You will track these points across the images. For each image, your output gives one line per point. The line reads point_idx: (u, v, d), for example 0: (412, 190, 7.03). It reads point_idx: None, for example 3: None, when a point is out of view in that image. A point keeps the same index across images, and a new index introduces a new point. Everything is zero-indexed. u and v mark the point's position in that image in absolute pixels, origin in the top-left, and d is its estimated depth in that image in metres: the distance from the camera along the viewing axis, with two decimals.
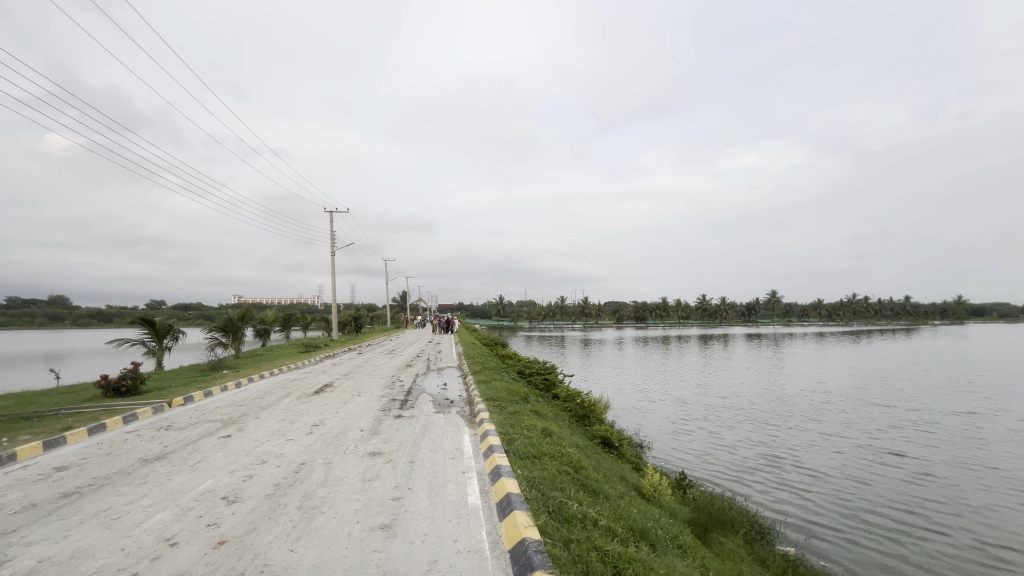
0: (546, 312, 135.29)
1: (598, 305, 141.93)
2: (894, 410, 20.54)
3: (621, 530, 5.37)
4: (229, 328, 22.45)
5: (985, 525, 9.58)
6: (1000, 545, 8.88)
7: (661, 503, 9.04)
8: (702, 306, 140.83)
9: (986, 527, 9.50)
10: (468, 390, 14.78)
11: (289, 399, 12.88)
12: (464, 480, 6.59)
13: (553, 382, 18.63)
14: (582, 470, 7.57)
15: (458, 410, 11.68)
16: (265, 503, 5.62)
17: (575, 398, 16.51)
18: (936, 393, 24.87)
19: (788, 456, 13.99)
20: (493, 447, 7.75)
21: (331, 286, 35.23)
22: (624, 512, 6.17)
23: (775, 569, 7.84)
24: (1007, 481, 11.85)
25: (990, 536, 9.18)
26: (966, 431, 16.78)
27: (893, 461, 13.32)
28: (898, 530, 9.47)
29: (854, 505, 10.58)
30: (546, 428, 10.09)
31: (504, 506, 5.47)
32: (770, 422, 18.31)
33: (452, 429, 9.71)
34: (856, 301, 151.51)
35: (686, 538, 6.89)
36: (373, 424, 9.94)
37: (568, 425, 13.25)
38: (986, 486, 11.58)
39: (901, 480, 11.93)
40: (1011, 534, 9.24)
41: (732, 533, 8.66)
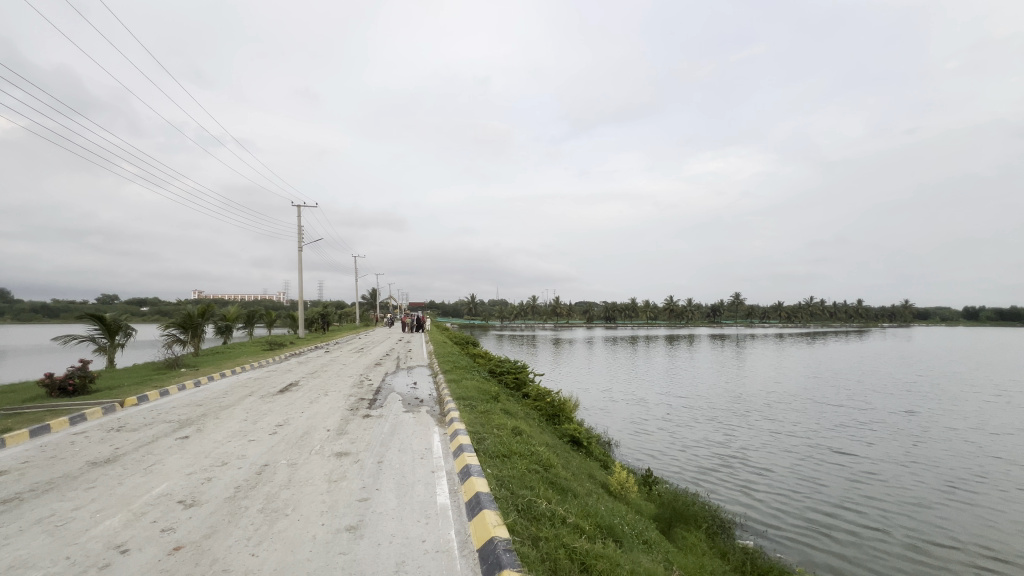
0: (518, 312, 136.02)
1: (570, 305, 143.60)
2: (846, 409, 21.59)
3: (589, 527, 5.45)
4: (189, 324, 21.51)
5: (924, 522, 10.19)
6: (938, 540, 9.46)
7: (628, 500, 9.24)
8: (669, 307, 144.64)
9: (925, 524, 10.10)
10: (438, 389, 14.65)
11: (251, 399, 12.46)
12: (433, 480, 6.54)
13: (524, 381, 18.73)
14: (551, 468, 7.64)
15: (428, 410, 11.58)
16: (225, 506, 5.42)
17: (545, 397, 16.63)
18: (884, 393, 26.31)
19: (748, 455, 14.49)
20: (463, 446, 7.73)
21: (298, 282, 34.31)
22: (591, 509, 6.25)
23: (734, 562, 8.15)
24: (946, 479, 12.65)
25: (931, 532, 9.78)
26: (911, 430, 17.80)
27: (845, 461, 13.99)
28: (848, 528, 9.96)
29: (808, 503, 11.08)
30: (516, 426, 10.15)
31: (473, 505, 5.47)
32: (731, 421, 18.94)
33: (421, 429, 9.62)
34: (813, 305, 158.66)
35: (651, 533, 7.06)
36: (340, 424, 9.75)
37: (538, 424, 13.35)
38: (927, 484, 12.34)
39: (851, 479, 12.55)
40: (947, 531, 9.84)
41: (694, 528, 8.94)
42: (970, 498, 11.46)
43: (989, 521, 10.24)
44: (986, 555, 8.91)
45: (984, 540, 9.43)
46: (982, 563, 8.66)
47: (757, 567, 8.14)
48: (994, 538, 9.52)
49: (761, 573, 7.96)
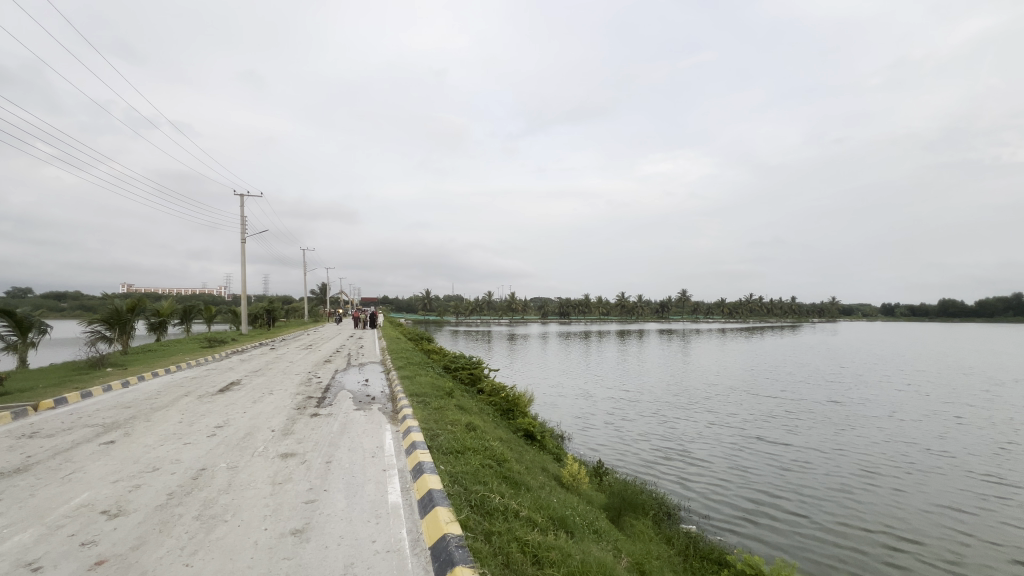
0: (473, 307, 135.65)
1: (525, 301, 144.79)
2: (780, 401, 23.15)
3: (542, 520, 5.52)
4: (116, 320, 19.88)
5: (845, 505, 11.08)
6: (856, 521, 10.33)
7: (580, 492, 9.44)
8: (620, 303, 149.04)
9: (845, 507, 10.98)
10: (391, 386, 14.38)
11: (187, 399, 11.68)
12: (385, 479, 6.39)
13: (479, 376, 18.73)
14: (505, 463, 7.67)
15: (380, 407, 11.32)
16: (156, 514, 5.06)
17: (500, 392, 16.71)
18: (812, 385, 28.42)
19: (691, 447, 15.20)
20: (416, 443, 7.62)
21: (242, 275, 32.58)
22: (544, 502, 6.33)
23: (678, 546, 8.54)
24: (864, 465, 13.80)
25: (852, 513, 10.64)
26: (835, 420, 19.29)
27: (778, 450, 14.96)
28: (780, 512, 10.66)
29: (745, 491, 11.79)
30: (471, 422, 10.12)
31: (425, 503, 5.39)
32: (676, 414, 19.84)
33: (372, 427, 9.37)
34: (752, 301, 168.51)
35: (601, 523, 7.26)
36: (286, 424, 9.33)
37: (493, 420, 13.41)
38: (848, 469, 13.42)
39: (784, 467, 13.44)
40: (865, 512, 10.74)
41: (642, 515, 9.28)
42: (884, 481, 12.57)
43: (899, 502, 11.26)
44: (896, 533, 9.79)
45: (896, 520, 10.36)
46: (893, 540, 9.54)
47: (699, 550, 8.57)
48: (904, 517, 10.49)
49: (702, 556, 8.40)
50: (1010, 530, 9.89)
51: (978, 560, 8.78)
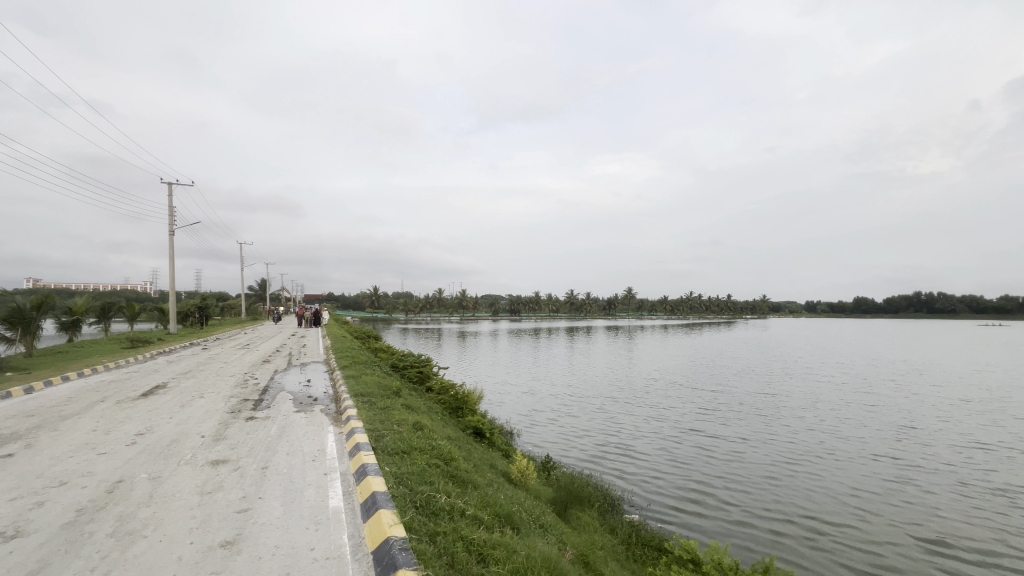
0: (423, 304, 133.41)
1: (476, 298, 144.34)
2: (715, 394, 24.55)
3: (488, 517, 5.53)
4: (17, 320, 17.83)
5: (771, 491, 11.90)
6: (780, 505, 11.13)
7: (527, 487, 9.54)
8: (570, 300, 151.99)
9: (772, 493, 11.80)
10: (335, 387, 13.87)
11: (103, 405, 10.68)
12: (326, 483, 6.14)
13: (428, 374, 18.47)
14: (453, 462, 7.61)
15: (323, 408, 10.87)
16: (61, 534, 4.57)
17: (449, 390, 16.57)
18: (745, 378, 30.32)
19: (634, 441, 15.78)
20: (360, 445, 7.37)
21: (170, 269, 30.28)
22: (490, 499, 6.33)
23: (621, 535, 8.85)
24: (789, 453, 14.87)
25: (777, 499, 11.45)
26: (764, 411, 20.71)
27: (713, 442, 15.85)
28: (716, 502, 11.26)
29: (684, 482, 12.38)
30: (419, 421, 9.98)
31: (368, 506, 5.24)
32: (620, 410, 20.52)
33: (314, 429, 8.98)
34: (693, 299, 177.11)
35: (547, 517, 7.37)
36: (217, 429, 8.75)
37: (442, 418, 13.27)
38: (774, 458, 14.43)
39: (718, 458, 14.26)
40: (788, 497, 11.59)
41: (587, 507, 9.54)
42: (806, 468, 13.61)
43: (818, 486, 12.26)
44: (817, 515, 10.62)
45: (816, 504, 11.24)
46: (814, 522, 10.32)
47: (641, 538, 8.91)
48: (822, 501, 11.42)
49: (644, 543, 8.74)
50: (911, 509, 10.99)
51: (886, 537, 9.69)
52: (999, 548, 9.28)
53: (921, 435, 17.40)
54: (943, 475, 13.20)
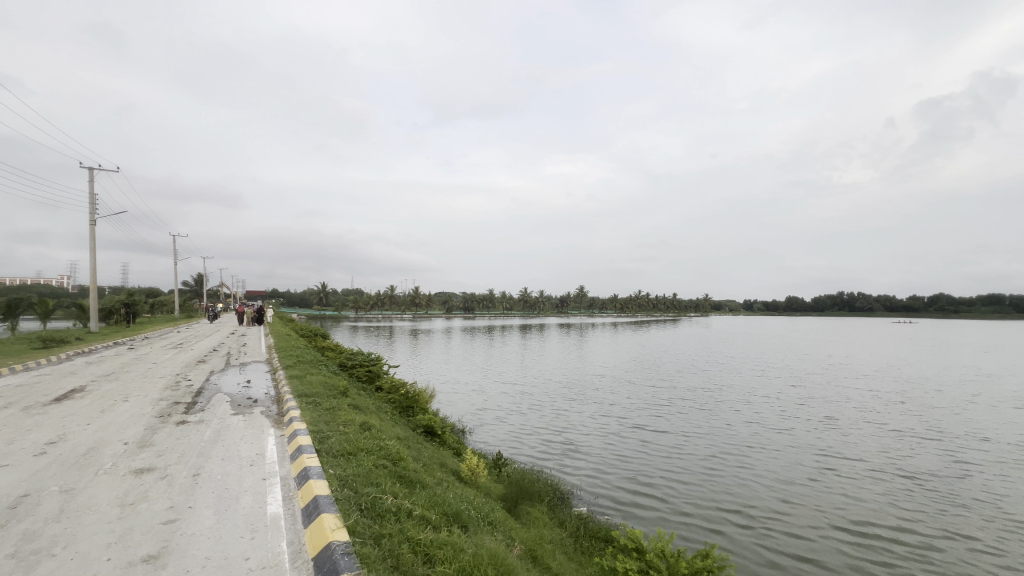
0: (373, 302, 129.82)
1: (429, 295, 142.38)
2: (660, 390, 25.55)
3: (435, 517, 5.47)
4: None
5: (710, 482, 12.56)
6: (717, 495, 11.75)
7: (478, 485, 9.51)
8: (523, 298, 153.11)
9: (710, 484, 12.46)
10: (277, 387, 13.22)
11: (7, 411, 9.62)
12: (264, 489, 5.84)
13: (378, 373, 18.01)
14: (401, 462, 7.45)
15: (263, 410, 10.32)
16: None
17: (399, 389, 16.25)
18: (687, 374, 31.78)
19: (583, 438, 16.15)
20: (302, 447, 7.06)
21: (91, 262, 27.77)
22: (438, 498, 6.25)
23: (570, 528, 9.02)
24: (728, 446, 15.72)
25: (715, 490, 12.09)
26: (705, 405, 21.80)
27: (658, 436, 16.51)
28: (660, 494, 11.72)
29: (630, 477, 12.81)
30: (367, 421, 9.72)
31: (309, 511, 5.03)
32: (570, 407, 20.88)
33: (253, 433, 8.51)
34: (641, 297, 183.43)
35: (496, 513, 7.37)
36: (143, 435, 8.10)
37: (391, 418, 12.99)
38: (713, 450, 15.25)
39: (661, 452, 14.88)
40: (724, 487, 12.28)
41: (537, 502, 9.66)
42: (742, 459, 14.45)
43: (751, 476, 13.07)
44: (752, 505, 11.28)
45: (751, 493, 11.94)
46: (749, 511, 10.97)
47: (589, 529, 9.12)
48: (755, 489, 12.18)
49: (591, 535, 8.96)
50: (834, 496, 11.91)
51: (812, 521, 10.44)
52: (907, 528, 10.24)
53: (842, 425, 18.94)
54: (861, 463, 14.40)
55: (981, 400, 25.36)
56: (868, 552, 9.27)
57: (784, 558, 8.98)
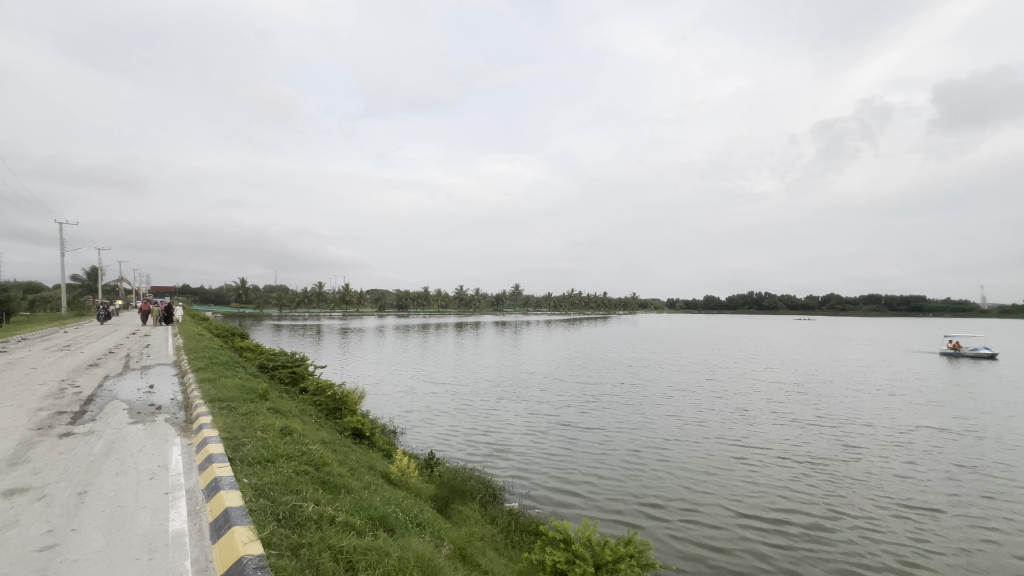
0: (299, 300, 122.88)
1: (361, 292, 137.43)
2: (590, 387, 26.54)
3: (360, 522, 5.29)
4: None
5: (634, 477, 13.25)
6: (641, 489, 12.42)
7: (408, 486, 9.33)
8: (459, 296, 152.20)
9: (634, 478, 13.14)
10: (186, 392, 12.09)
11: None
12: (167, 504, 5.32)
13: (302, 374, 17.06)
14: (325, 467, 7.10)
15: (168, 418, 9.39)
16: None
17: (326, 390, 15.50)
18: (615, 370, 33.32)
19: (515, 437, 16.38)
20: (212, 456, 6.52)
21: None
22: (364, 502, 6.05)
23: (501, 524, 9.12)
24: (651, 441, 16.65)
25: (637, 484, 12.77)
26: (630, 402, 23.01)
27: (587, 434, 17.13)
28: (589, 491, 12.14)
29: (561, 474, 13.17)
30: (289, 425, 9.19)
31: (219, 525, 4.64)
32: (504, 406, 21.09)
33: (154, 443, 7.73)
34: (574, 296, 189.07)
35: (426, 514, 7.26)
36: (14, 451, 7.05)
37: (316, 421, 12.35)
38: (636, 445, 16.10)
39: (589, 449, 15.47)
40: (646, 481, 13.02)
41: (469, 500, 9.65)
42: (662, 453, 15.39)
43: (670, 469, 13.98)
44: (672, 497, 12.03)
45: (671, 486, 12.72)
46: (670, 503, 11.67)
47: (520, 524, 9.27)
48: (674, 481, 13.02)
49: (522, 529, 9.11)
50: (742, 484, 13.03)
51: (724, 509, 11.34)
52: (803, 511, 11.44)
53: (749, 416, 20.80)
54: (764, 451, 15.90)
55: (861, 389, 28.97)
56: (771, 534, 10.23)
57: (699, 545, 9.67)
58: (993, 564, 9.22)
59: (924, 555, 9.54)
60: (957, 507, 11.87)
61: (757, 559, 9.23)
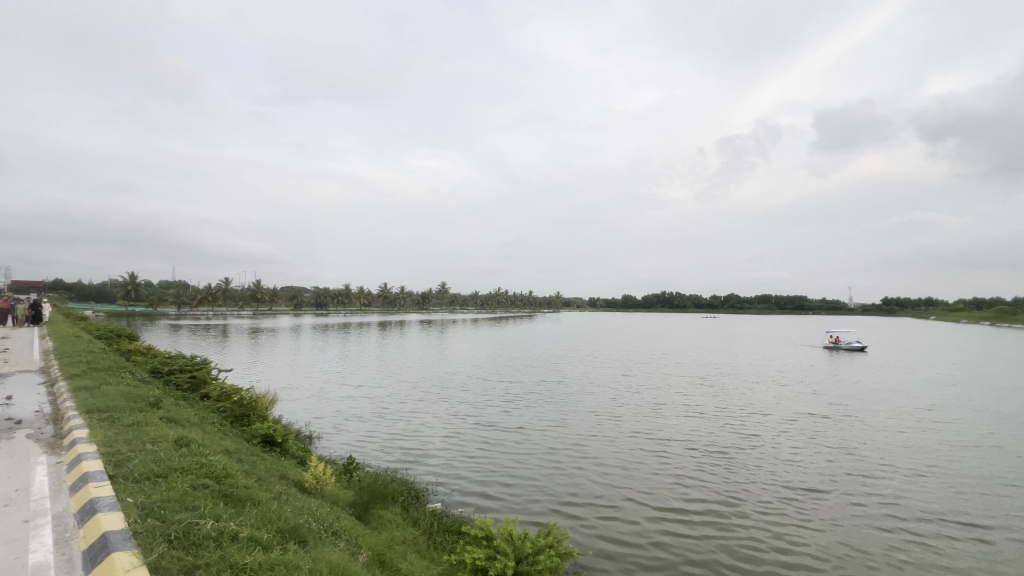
0: (202, 296, 111.72)
1: (275, 288, 128.65)
2: (515, 386, 26.98)
3: (268, 536, 4.95)
4: None
5: (555, 475, 13.68)
6: (560, 487, 12.85)
7: (323, 494, 8.87)
8: (383, 294, 147.15)
9: (555, 477, 13.54)
10: (56, 403, 10.51)
11: None
12: (26, 534, 4.59)
13: (204, 379, 15.57)
14: (227, 479, 6.52)
15: (31, 433, 8.09)
16: None
17: (231, 396, 14.26)
18: (540, 369, 34.15)
19: (438, 441, 16.22)
20: (87, 475, 5.72)
21: None
22: (273, 514, 5.66)
23: (424, 525, 8.97)
24: (573, 439, 17.30)
25: (557, 482, 13.18)
26: (553, 400, 23.74)
27: (510, 434, 17.39)
28: (512, 493, 12.30)
29: (486, 477, 13.26)
30: (186, 435, 8.35)
31: (94, 552, 4.08)
32: (427, 408, 20.77)
33: (13, 463, 6.62)
34: (501, 295, 190.71)
35: (342, 522, 6.93)
36: None
37: (219, 430, 11.32)
38: (557, 444, 16.63)
39: (512, 449, 15.71)
40: (565, 479, 13.49)
41: (390, 504, 9.38)
42: (581, 450, 16.03)
43: (588, 466, 14.59)
44: (592, 494, 12.55)
45: (590, 483, 13.29)
46: (587, 499, 12.19)
47: (443, 525, 9.16)
48: (591, 478, 13.61)
49: (445, 529, 9.03)
50: (652, 476, 13.95)
51: (635, 503, 12.06)
52: (706, 500, 12.48)
53: (659, 411, 22.33)
54: (671, 444, 17.16)
55: (756, 381, 32.24)
56: (679, 524, 11.04)
57: (615, 540, 10.18)
58: (853, 536, 10.71)
59: (803, 532, 10.83)
60: (827, 486, 13.64)
61: (663, 548, 9.93)
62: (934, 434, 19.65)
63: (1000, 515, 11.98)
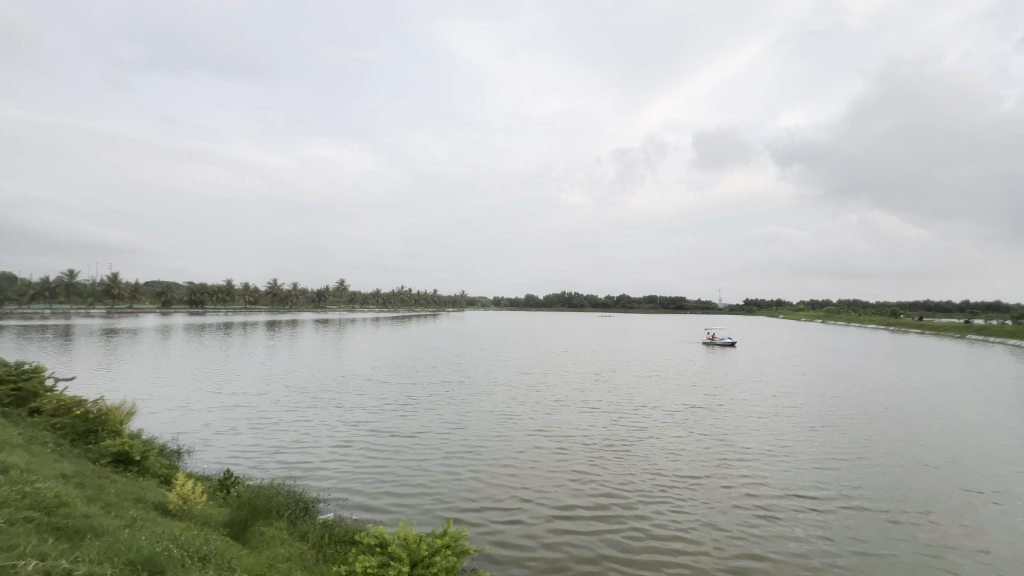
0: (36, 293, 93.20)
1: (137, 283, 111.78)
2: (415, 388, 26.47)
3: (113, 571, 4.30)
4: None
5: (453, 481, 13.68)
6: (458, 494, 12.87)
7: (192, 515, 7.91)
8: (272, 291, 135.13)
9: (452, 483, 13.56)
10: None
11: None
12: None
13: (33, 391, 12.97)
14: (61, 509, 5.50)
15: None
16: None
17: (72, 408, 12.06)
18: (442, 369, 33.96)
19: (330, 451, 15.37)
20: None
21: None
22: (123, 545, 4.91)
23: (313, 538, 8.39)
24: (472, 441, 17.45)
25: (455, 489, 13.19)
26: (454, 401, 23.74)
27: (408, 440, 17.06)
28: (408, 503, 12.05)
29: (381, 488, 12.85)
30: (5, 460, 6.89)
31: None
32: (318, 416, 19.56)
33: None
34: (404, 294, 185.48)
35: (213, 545, 6.23)
36: None
37: (54, 451, 9.53)
38: (456, 447, 16.67)
39: (410, 457, 15.40)
40: (463, 484, 13.56)
41: (274, 519, 8.60)
42: (480, 453, 16.25)
43: (485, 469, 14.82)
44: (490, 498, 12.76)
45: (488, 486, 13.50)
46: (485, 504, 12.38)
47: (335, 535, 8.65)
48: (489, 482, 13.85)
49: (336, 540, 8.52)
50: (546, 475, 14.59)
51: (530, 503, 12.51)
52: (597, 493, 13.38)
53: (554, 408, 23.39)
54: (564, 441, 18.09)
55: (640, 376, 35.26)
56: (572, 519, 11.68)
57: (511, 542, 10.48)
58: (715, 516, 12.20)
59: (675, 516, 12.10)
60: (695, 472, 15.38)
61: (555, 546, 10.42)
62: (781, 419, 23.11)
63: (825, 488, 14.47)
